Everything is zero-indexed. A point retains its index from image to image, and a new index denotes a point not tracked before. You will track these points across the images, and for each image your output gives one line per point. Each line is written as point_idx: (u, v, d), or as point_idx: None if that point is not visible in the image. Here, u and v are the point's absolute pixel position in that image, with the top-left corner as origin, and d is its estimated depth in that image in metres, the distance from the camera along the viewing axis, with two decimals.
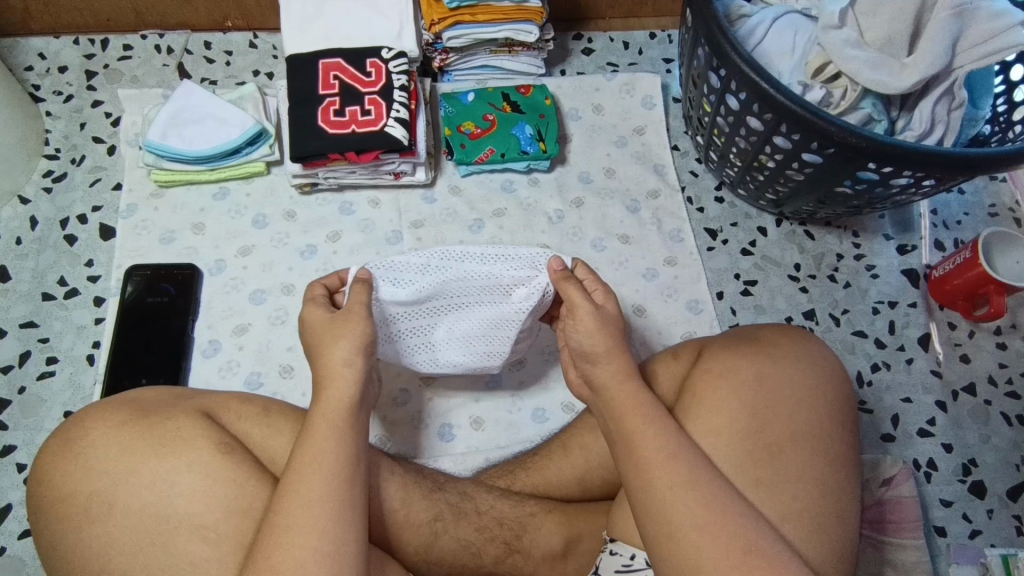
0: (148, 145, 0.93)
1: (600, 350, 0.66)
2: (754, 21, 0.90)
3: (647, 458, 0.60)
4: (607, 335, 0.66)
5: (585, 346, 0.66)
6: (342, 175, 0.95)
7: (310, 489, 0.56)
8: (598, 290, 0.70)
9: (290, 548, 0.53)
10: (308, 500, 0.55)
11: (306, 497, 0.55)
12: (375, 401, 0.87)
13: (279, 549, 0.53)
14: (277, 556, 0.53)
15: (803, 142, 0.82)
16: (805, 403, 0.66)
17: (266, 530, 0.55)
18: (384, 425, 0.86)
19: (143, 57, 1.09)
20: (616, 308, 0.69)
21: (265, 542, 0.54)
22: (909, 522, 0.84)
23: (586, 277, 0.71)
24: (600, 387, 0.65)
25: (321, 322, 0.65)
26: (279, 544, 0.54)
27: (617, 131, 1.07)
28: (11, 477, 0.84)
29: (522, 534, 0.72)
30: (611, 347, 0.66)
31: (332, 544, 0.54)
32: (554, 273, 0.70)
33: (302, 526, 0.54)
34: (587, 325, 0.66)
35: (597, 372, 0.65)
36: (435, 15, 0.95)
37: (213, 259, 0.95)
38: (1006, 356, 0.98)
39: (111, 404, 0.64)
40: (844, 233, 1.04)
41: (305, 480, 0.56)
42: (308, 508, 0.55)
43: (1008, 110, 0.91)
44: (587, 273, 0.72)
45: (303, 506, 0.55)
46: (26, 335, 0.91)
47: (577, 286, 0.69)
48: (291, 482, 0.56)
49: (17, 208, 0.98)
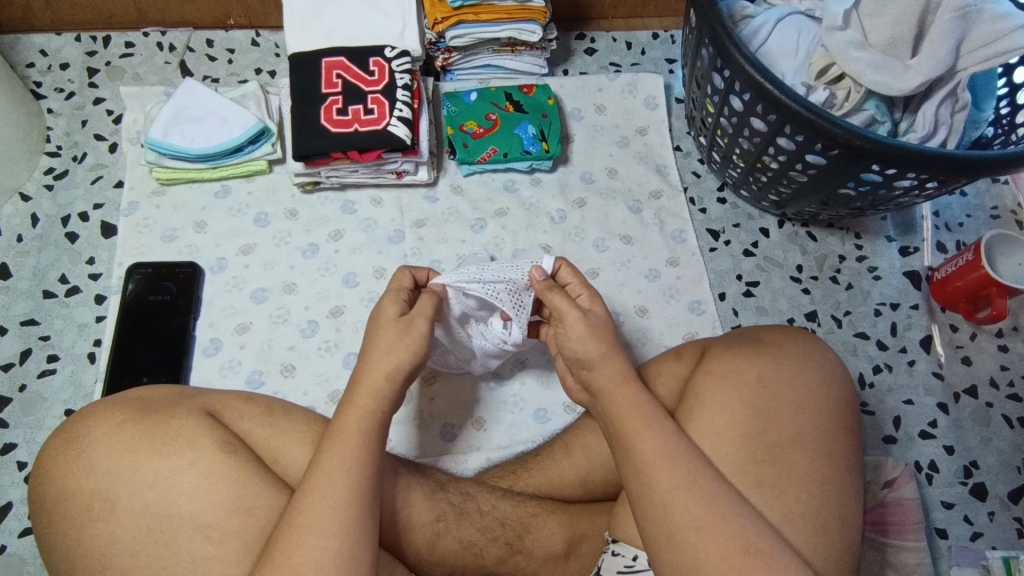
0: (150, 143, 0.93)
1: (594, 356, 0.65)
2: (759, 21, 0.90)
3: (645, 461, 0.60)
4: (600, 339, 0.65)
5: (580, 353, 0.65)
6: (344, 174, 0.95)
7: (334, 491, 0.56)
8: (584, 294, 0.70)
9: (310, 549, 0.53)
10: (330, 505, 0.55)
11: (332, 499, 0.55)
12: (402, 414, 0.87)
13: (298, 550, 0.53)
14: (299, 556, 0.53)
15: (805, 143, 0.82)
16: (807, 404, 0.66)
17: (286, 529, 0.55)
18: (398, 429, 0.86)
19: (145, 55, 1.08)
20: (605, 311, 0.68)
21: (283, 542, 0.54)
22: (911, 524, 0.84)
23: (573, 280, 0.72)
24: (598, 389, 0.65)
25: (388, 321, 0.65)
26: (300, 544, 0.53)
27: (619, 131, 1.07)
28: (11, 475, 0.84)
29: (524, 535, 0.72)
30: (607, 347, 0.65)
31: (352, 548, 0.54)
32: (538, 283, 0.70)
33: (324, 528, 0.54)
34: (578, 332, 0.65)
35: (595, 373, 0.65)
36: (439, 14, 0.94)
37: (214, 258, 0.95)
38: (1007, 359, 0.98)
39: (112, 403, 0.64)
40: (846, 234, 1.04)
41: (336, 484, 0.56)
42: (336, 512, 0.55)
43: (1012, 113, 0.91)
44: (571, 274, 0.72)
45: (330, 509, 0.55)
46: (27, 332, 0.91)
47: (562, 295, 0.68)
48: (318, 481, 0.56)
49: (18, 205, 0.98)
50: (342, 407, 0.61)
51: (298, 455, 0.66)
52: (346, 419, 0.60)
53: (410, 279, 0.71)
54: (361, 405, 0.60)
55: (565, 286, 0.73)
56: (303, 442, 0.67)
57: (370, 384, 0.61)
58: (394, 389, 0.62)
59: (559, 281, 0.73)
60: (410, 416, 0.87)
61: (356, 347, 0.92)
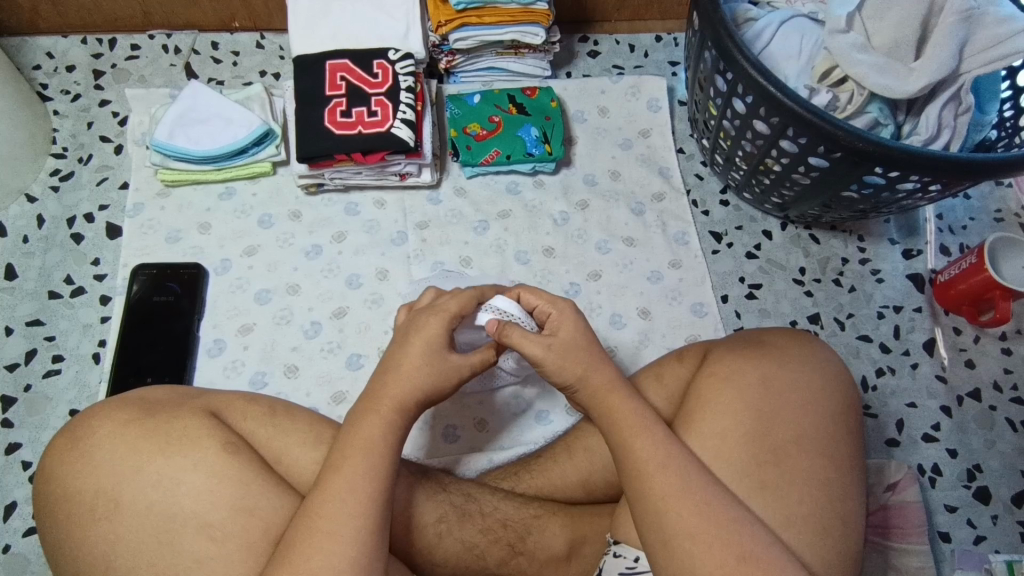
0: (155, 145, 0.94)
1: (577, 376, 0.64)
2: (761, 24, 0.90)
3: (641, 469, 0.59)
4: (576, 360, 0.64)
5: (576, 363, 0.64)
6: (348, 175, 0.96)
7: (344, 496, 0.56)
8: (552, 312, 0.67)
9: (320, 552, 0.54)
10: (342, 509, 0.55)
11: (350, 503, 0.56)
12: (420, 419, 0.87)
13: (316, 553, 0.53)
14: (315, 558, 0.53)
15: (809, 146, 0.82)
16: (809, 407, 0.66)
17: (300, 532, 0.55)
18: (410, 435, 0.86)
19: (150, 57, 1.09)
20: (580, 326, 0.66)
21: (300, 544, 0.54)
22: (915, 527, 0.84)
23: (539, 302, 0.69)
24: (594, 398, 0.64)
25: None
26: (315, 546, 0.54)
27: (622, 133, 1.08)
28: (17, 475, 0.85)
29: (526, 536, 0.72)
30: (588, 363, 0.64)
31: (367, 553, 0.55)
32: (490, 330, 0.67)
33: (340, 531, 0.54)
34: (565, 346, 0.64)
35: (584, 386, 0.64)
36: (442, 16, 0.94)
37: (218, 258, 0.96)
38: (1011, 362, 0.98)
39: (119, 403, 0.65)
40: (849, 237, 1.04)
41: (351, 487, 0.56)
42: (350, 516, 0.55)
43: (1014, 116, 0.91)
44: (533, 298, 0.69)
45: (346, 513, 0.55)
46: (33, 333, 0.92)
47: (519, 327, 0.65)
48: (334, 486, 0.56)
49: (24, 206, 0.98)
50: (360, 413, 0.61)
51: (301, 455, 0.66)
52: (362, 423, 0.60)
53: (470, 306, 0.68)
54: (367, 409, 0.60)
55: (533, 309, 0.70)
56: (305, 442, 0.67)
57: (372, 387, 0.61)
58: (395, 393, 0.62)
59: (526, 305, 0.70)
60: None
61: (358, 349, 0.92)
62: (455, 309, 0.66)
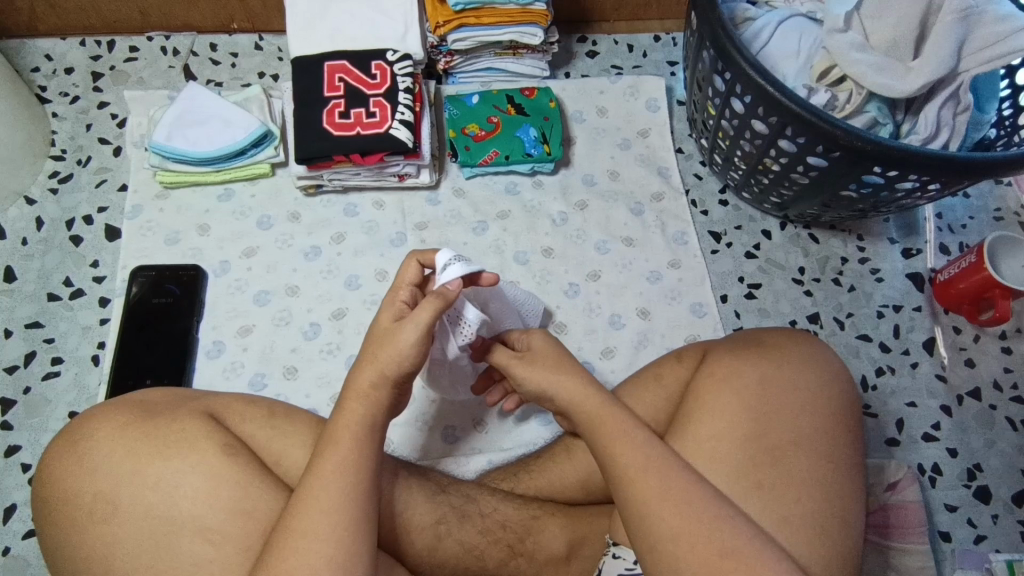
0: (153, 146, 0.94)
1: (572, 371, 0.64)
2: (760, 23, 0.90)
3: (624, 473, 0.60)
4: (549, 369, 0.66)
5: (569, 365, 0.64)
6: (347, 176, 0.96)
7: (332, 496, 0.56)
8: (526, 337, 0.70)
9: (306, 552, 0.53)
10: (328, 507, 0.55)
11: (325, 502, 0.55)
12: (404, 415, 0.87)
13: (292, 553, 0.54)
14: (291, 559, 0.53)
15: (808, 146, 0.82)
16: (808, 408, 0.66)
17: (280, 532, 0.55)
18: (400, 435, 0.86)
19: (148, 59, 1.09)
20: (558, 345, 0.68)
21: (282, 545, 0.54)
22: (915, 527, 0.84)
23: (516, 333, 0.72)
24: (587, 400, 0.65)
25: (383, 324, 0.64)
26: (295, 548, 0.54)
27: (620, 133, 1.07)
28: (17, 477, 0.85)
29: (526, 537, 0.72)
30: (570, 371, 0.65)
31: (346, 551, 0.54)
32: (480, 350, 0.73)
33: (320, 532, 0.54)
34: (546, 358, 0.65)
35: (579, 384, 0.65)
36: (441, 17, 0.94)
37: (218, 260, 0.96)
38: (1011, 361, 0.97)
39: (118, 405, 0.65)
40: (849, 236, 1.04)
41: (328, 487, 0.56)
42: (326, 515, 0.55)
43: (1014, 114, 0.91)
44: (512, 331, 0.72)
45: (322, 512, 0.55)
46: (32, 334, 0.92)
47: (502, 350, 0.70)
48: (312, 486, 0.56)
49: (23, 208, 0.98)
50: (339, 408, 0.61)
51: (301, 457, 0.66)
52: (340, 423, 0.60)
53: (416, 271, 0.67)
54: (360, 413, 0.60)
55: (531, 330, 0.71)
56: (305, 444, 0.67)
57: (368, 390, 0.61)
58: (392, 394, 0.62)
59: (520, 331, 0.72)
60: (412, 416, 0.87)
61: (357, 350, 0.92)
62: (408, 284, 0.66)
